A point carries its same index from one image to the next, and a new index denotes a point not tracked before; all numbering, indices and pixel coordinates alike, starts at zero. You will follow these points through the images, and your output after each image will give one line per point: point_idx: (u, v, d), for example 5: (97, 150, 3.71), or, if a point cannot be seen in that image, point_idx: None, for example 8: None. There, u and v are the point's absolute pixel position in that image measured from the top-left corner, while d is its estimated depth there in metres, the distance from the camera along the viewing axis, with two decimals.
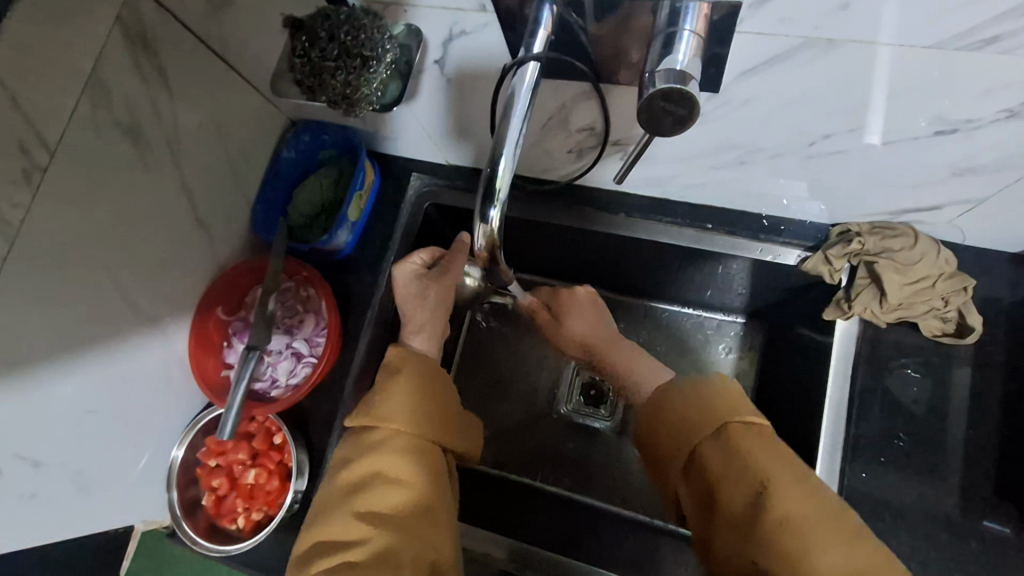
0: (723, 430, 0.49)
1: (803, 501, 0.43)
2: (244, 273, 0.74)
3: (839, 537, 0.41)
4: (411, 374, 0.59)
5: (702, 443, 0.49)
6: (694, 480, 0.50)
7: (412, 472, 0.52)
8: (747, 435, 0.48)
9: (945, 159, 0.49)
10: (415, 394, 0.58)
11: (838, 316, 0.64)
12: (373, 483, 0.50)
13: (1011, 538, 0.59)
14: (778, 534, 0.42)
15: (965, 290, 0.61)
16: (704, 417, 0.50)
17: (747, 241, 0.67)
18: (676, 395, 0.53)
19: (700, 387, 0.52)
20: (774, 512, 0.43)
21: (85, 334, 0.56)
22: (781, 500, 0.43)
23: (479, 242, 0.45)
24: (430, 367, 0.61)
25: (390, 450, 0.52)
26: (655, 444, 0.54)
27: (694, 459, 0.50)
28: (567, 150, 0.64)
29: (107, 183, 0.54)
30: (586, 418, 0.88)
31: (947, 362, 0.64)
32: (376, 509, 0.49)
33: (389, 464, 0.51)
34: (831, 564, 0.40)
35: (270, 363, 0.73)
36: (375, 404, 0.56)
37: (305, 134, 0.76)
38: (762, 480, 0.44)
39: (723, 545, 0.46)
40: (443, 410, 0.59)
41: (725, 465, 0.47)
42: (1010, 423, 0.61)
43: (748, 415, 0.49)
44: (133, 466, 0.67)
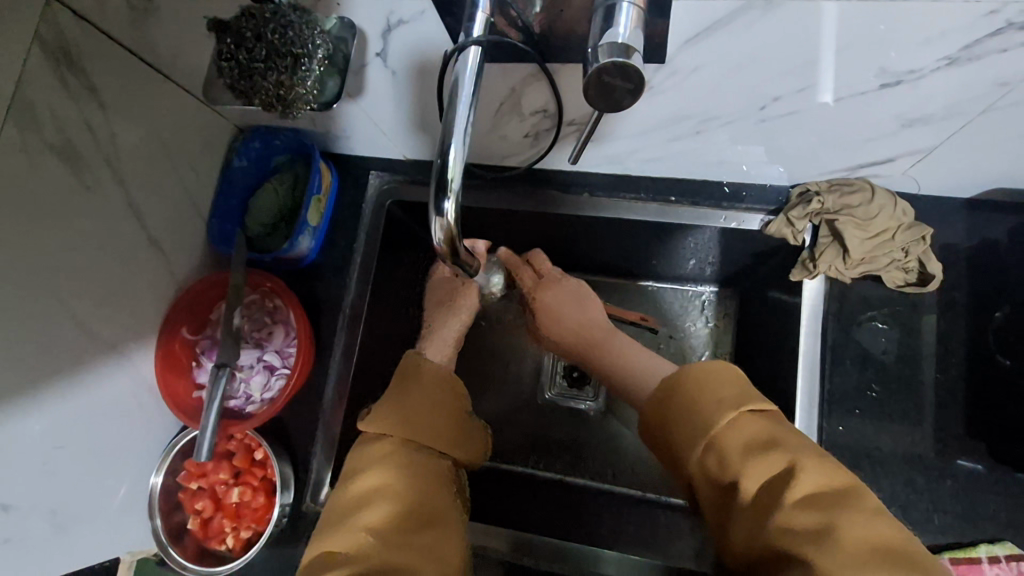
0: (740, 415, 0.47)
1: (825, 479, 0.42)
2: (208, 290, 0.72)
3: (866, 512, 0.39)
4: (422, 384, 0.60)
5: (721, 429, 0.47)
6: (711, 467, 0.47)
7: (411, 483, 0.51)
8: (758, 421, 0.46)
9: (893, 111, 0.49)
10: (419, 404, 0.58)
11: (804, 277, 0.65)
12: (377, 497, 0.49)
13: (985, 474, 0.60)
14: (801, 511, 0.40)
15: (923, 239, 0.62)
16: (716, 404, 0.48)
17: (710, 210, 0.67)
18: (686, 382, 0.51)
19: (702, 373, 0.50)
20: (797, 493, 0.41)
21: (42, 368, 0.53)
22: (808, 477, 0.42)
23: (437, 237, 0.44)
24: (444, 374, 0.62)
25: (391, 464, 0.52)
26: (668, 435, 0.51)
27: (711, 448, 0.47)
28: (522, 134, 0.63)
29: (45, 209, 0.51)
30: (573, 400, 0.89)
31: (913, 310, 0.65)
32: (382, 522, 0.47)
33: (389, 477, 0.51)
34: (860, 537, 0.38)
35: (242, 379, 0.71)
36: (384, 414, 0.56)
37: (256, 140, 0.74)
38: (787, 461, 0.43)
39: (740, 537, 0.44)
40: (449, 422, 0.60)
41: (742, 451, 0.45)
42: (976, 365, 0.62)
43: (757, 397, 0.48)
44: (111, 498, 0.65)
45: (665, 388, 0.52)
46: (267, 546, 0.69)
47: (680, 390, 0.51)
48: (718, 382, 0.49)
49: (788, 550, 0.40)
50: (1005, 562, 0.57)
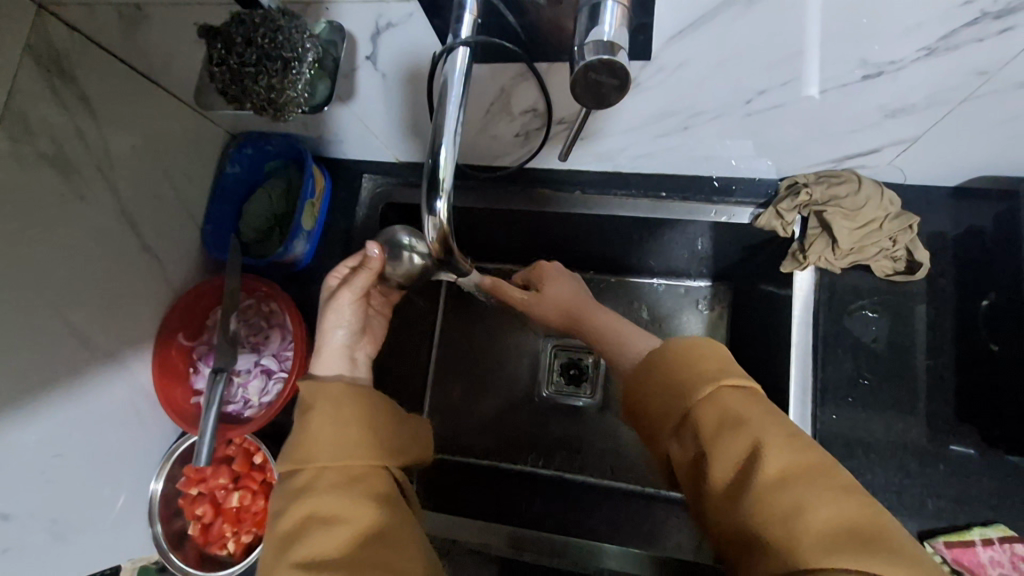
0: (717, 390, 0.47)
1: (797, 457, 0.41)
2: (205, 295, 0.71)
3: (833, 490, 0.39)
4: (328, 401, 0.54)
5: (697, 403, 0.48)
6: (689, 443, 0.48)
7: (347, 502, 0.47)
8: (736, 396, 0.46)
9: (876, 103, 0.50)
10: (327, 419, 0.53)
11: (795, 268, 0.65)
12: (308, 529, 0.45)
13: (978, 458, 0.61)
14: (773, 491, 0.40)
15: (910, 228, 0.62)
16: (697, 377, 0.49)
17: (701, 205, 0.68)
18: (672, 355, 0.52)
19: (686, 347, 0.51)
20: (768, 471, 0.41)
21: (37, 375, 0.53)
22: (777, 455, 0.41)
23: (430, 236, 0.46)
24: (351, 388, 0.57)
25: (317, 488, 0.47)
26: (651, 408, 0.53)
27: (688, 424, 0.48)
28: (513, 134, 0.64)
29: (38, 217, 0.52)
30: (569, 397, 0.90)
31: (903, 299, 0.66)
32: (318, 556, 0.43)
33: (318, 503, 0.46)
34: (827, 523, 0.38)
35: (240, 384, 0.71)
36: (295, 444, 0.51)
37: (247, 146, 0.74)
38: (756, 438, 0.43)
39: (717, 518, 0.44)
40: (376, 426, 0.54)
41: (716, 427, 0.45)
42: (966, 350, 0.63)
43: (736, 371, 0.48)
44: (110, 508, 0.64)
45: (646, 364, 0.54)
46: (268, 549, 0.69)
47: (660, 365, 0.52)
48: (704, 361, 0.49)
49: (762, 533, 0.40)
50: (998, 543, 0.58)
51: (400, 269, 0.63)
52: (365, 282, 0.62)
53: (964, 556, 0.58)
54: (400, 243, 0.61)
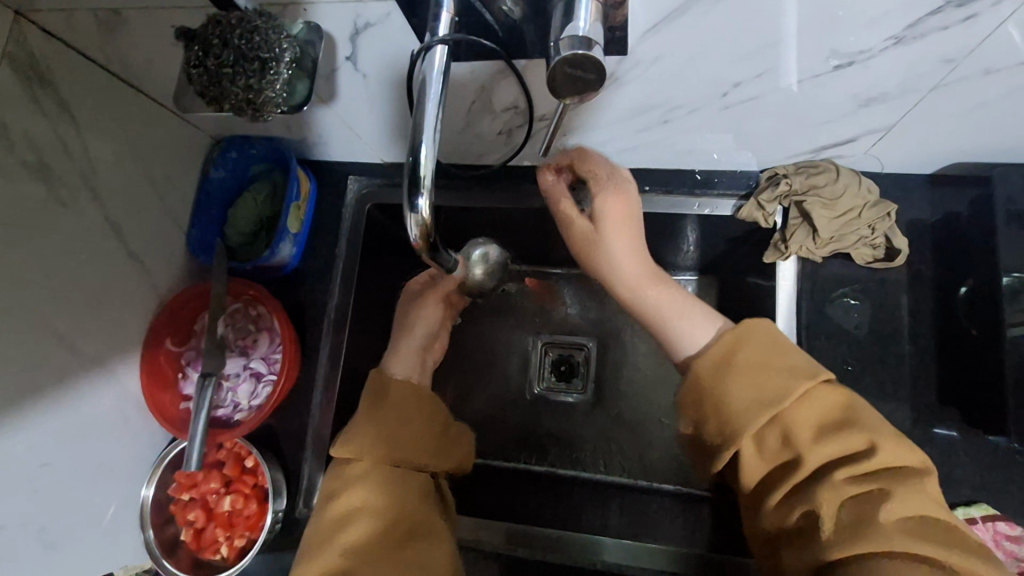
0: (814, 387, 0.48)
1: (897, 458, 0.45)
2: (190, 300, 0.70)
3: (923, 489, 0.43)
4: (391, 404, 0.62)
5: (795, 401, 0.48)
6: (773, 438, 0.48)
7: (386, 500, 0.56)
8: (831, 396, 0.48)
9: (850, 93, 0.51)
10: (387, 417, 0.61)
11: (777, 258, 0.66)
12: (356, 518, 0.54)
13: (960, 438, 0.62)
14: (865, 485, 0.44)
15: (889, 215, 0.63)
16: (798, 370, 0.49)
17: (684, 198, 0.69)
18: (759, 344, 0.51)
19: (777, 339, 0.52)
20: (868, 467, 0.44)
21: (23, 384, 0.53)
22: (882, 458, 0.44)
23: (413, 233, 0.46)
24: (414, 388, 0.65)
25: (366, 483, 0.56)
26: (730, 401, 0.50)
27: (777, 420, 0.48)
28: (496, 132, 0.64)
29: (19, 225, 0.52)
30: (560, 393, 0.91)
31: (883, 286, 0.67)
32: (359, 542, 0.52)
33: (367, 496, 0.56)
34: (910, 516, 0.42)
35: (229, 388, 0.70)
36: (354, 435, 0.59)
37: (231, 150, 0.74)
38: (863, 439, 0.45)
39: (783, 508, 0.47)
40: (423, 429, 0.63)
41: (814, 430, 0.47)
42: (946, 333, 0.64)
43: (824, 369, 0.49)
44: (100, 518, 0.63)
45: (730, 345, 0.52)
46: (262, 553, 0.69)
47: (747, 353, 0.51)
48: (788, 351, 0.51)
49: (849, 523, 0.43)
50: (981, 522, 0.60)
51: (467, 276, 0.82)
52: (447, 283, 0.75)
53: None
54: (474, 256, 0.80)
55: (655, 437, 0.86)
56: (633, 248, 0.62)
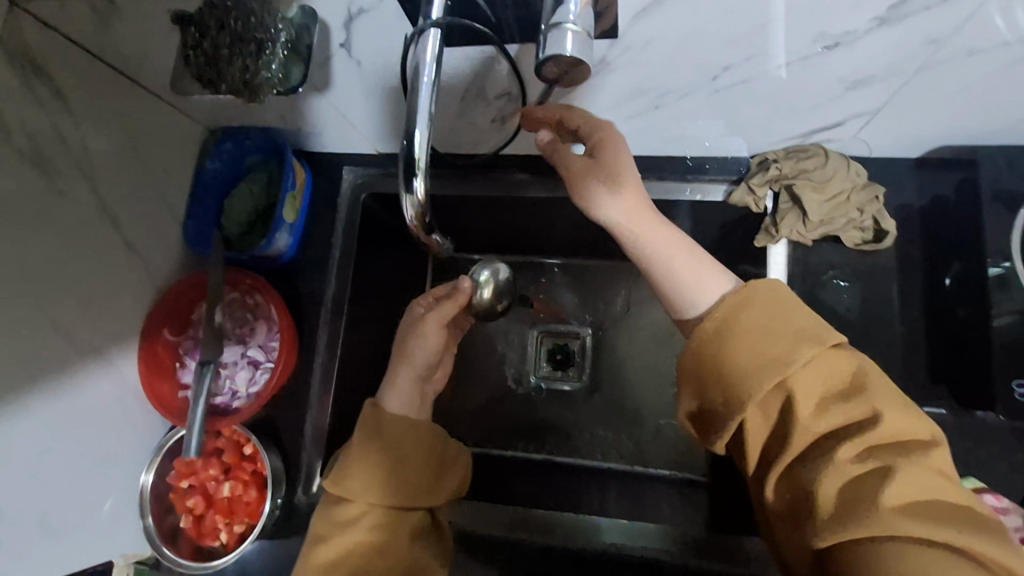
0: (818, 354, 0.45)
1: (903, 429, 0.43)
2: (186, 291, 0.70)
3: (929, 465, 0.41)
4: (385, 443, 0.63)
5: (798, 368, 0.45)
6: (774, 407, 0.45)
7: (377, 547, 0.59)
8: (839, 363, 0.45)
9: (836, 75, 0.52)
10: (380, 457, 0.62)
11: (768, 242, 0.67)
12: (345, 563, 0.58)
13: (952, 419, 0.62)
14: (869, 461, 0.42)
15: (877, 198, 0.64)
16: (802, 333, 0.46)
17: (677, 184, 0.69)
18: (760, 306, 0.48)
19: (779, 298, 0.48)
20: (871, 440, 0.42)
21: (21, 370, 0.54)
22: (888, 429, 0.42)
23: (408, 213, 0.48)
24: (411, 422, 0.65)
25: (358, 529, 0.59)
26: (729, 370, 0.47)
27: (777, 390, 0.45)
28: (490, 119, 0.65)
29: (17, 213, 0.53)
30: (558, 381, 0.92)
31: (873, 269, 0.67)
32: None
33: (357, 543, 0.58)
34: (913, 492, 0.40)
35: (227, 376, 0.70)
36: (347, 478, 0.61)
37: (226, 142, 0.74)
38: (867, 409, 0.43)
39: (788, 489, 0.44)
40: (419, 469, 0.64)
41: (818, 401, 0.45)
42: (935, 315, 0.65)
43: (835, 333, 0.46)
44: (97, 512, 0.64)
45: (739, 300, 0.48)
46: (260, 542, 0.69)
47: (746, 316, 0.48)
48: (793, 313, 0.47)
49: (855, 503, 0.40)
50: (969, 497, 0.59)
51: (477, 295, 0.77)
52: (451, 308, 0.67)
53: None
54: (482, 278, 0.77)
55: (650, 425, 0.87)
56: (631, 194, 0.53)
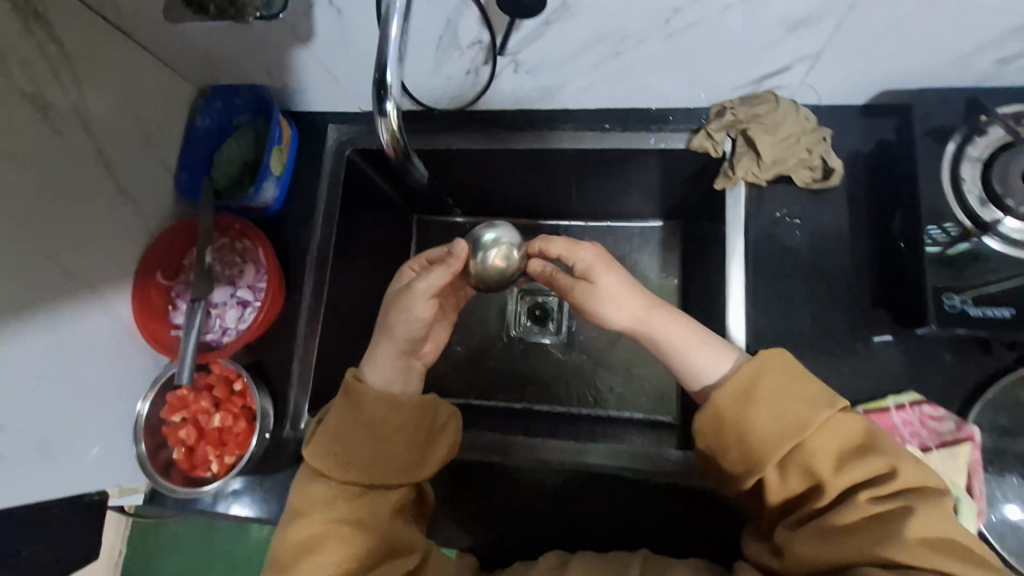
0: (832, 418, 0.53)
1: (918, 481, 0.51)
2: (179, 235, 0.74)
3: (937, 507, 0.49)
4: (359, 417, 0.65)
5: (817, 430, 0.53)
6: (794, 479, 0.53)
7: (355, 527, 0.60)
8: (851, 422, 0.54)
9: (776, 17, 0.56)
10: (360, 437, 0.64)
11: (726, 183, 0.72)
12: (323, 542, 0.59)
13: (897, 344, 0.67)
14: (886, 503, 0.49)
15: (824, 140, 0.69)
16: (815, 401, 0.54)
17: (641, 133, 0.74)
18: (780, 375, 0.56)
19: (791, 365, 0.57)
20: (889, 489, 0.50)
21: (21, 294, 0.57)
22: (903, 481, 0.50)
23: (383, 139, 0.52)
24: (389, 402, 0.65)
25: (336, 507, 0.61)
26: (752, 434, 0.55)
27: (801, 449, 0.53)
28: (464, 71, 0.69)
29: (19, 147, 0.56)
30: (536, 336, 0.96)
31: (826, 209, 0.71)
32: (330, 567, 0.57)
33: (336, 522, 0.60)
34: (927, 529, 0.48)
35: (217, 315, 0.74)
36: (327, 456, 0.63)
37: (216, 100, 0.79)
38: (887, 465, 0.51)
39: (811, 541, 0.50)
40: (398, 448, 0.65)
41: (835, 458, 0.53)
42: (883, 250, 0.69)
43: (842, 400, 0.55)
44: (85, 456, 0.66)
45: (757, 368, 0.56)
46: (248, 474, 0.73)
47: (766, 384, 0.56)
48: (802, 382, 0.55)
49: (878, 546, 0.47)
50: (909, 407, 0.62)
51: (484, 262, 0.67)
52: (440, 279, 0.64)
53: (880, 421, 0.62)
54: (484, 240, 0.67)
55: (622, 371, 0.92)
56: (628, 287, 0.61)
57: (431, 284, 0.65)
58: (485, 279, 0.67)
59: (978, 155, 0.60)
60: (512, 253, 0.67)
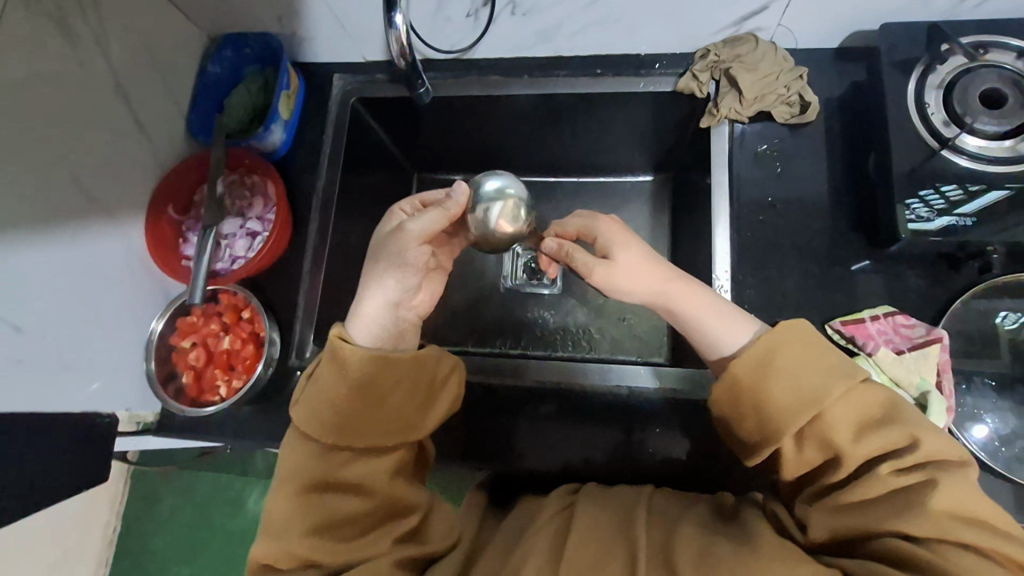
0: (850, 391, 0.53)
1: (939, 451, 0.50)
2: (190, 171, 0.77)
3: (963, 478, 0.48)
4: (347, 378, 0.58)
5: (834, 402, 0.52)
6: (811, 452, 0.53)
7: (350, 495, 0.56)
8: (871, 394, 0.53)
9: None
10: (350, 401, 0.58)
11: (712, 122, 0.76)
12: (317, 504, 0.56)
13: (876, 270, 0.70)
14: (907, 475, 0.49)
15: (801, 78, 0.74)
16: (834, 376, 0.53)
17: (631, 77, 0.78)
18: (795, 346, 0.55)
19: (811, 338, 0.55)
20: (908, 459, 0.49)
21: (41, 203, 0.60)
22: (925, 451, 0.50)
23: (393, 50, 0.58)
24: (378, 359, 0.59)
25: (328, 470, 0.57)
26: (770, 407, 0.54)
27: (817, 420, 0.52)
28: (465, 14, 0.74)
29: (45, 65, 0.59)
30: (535, 287, 0.99)
31: (806, 147, 0.75)
32: (324, 531, 0.55)
33: (329, 484, 0.57)
34: (953, 501, 0.47)
35: (226, 245, 0.78)
36: (317, 420, 0.58)
37: (227, 49, 0.82)
38: (906, 435, 0.51)
39: (828, 513, 0.51)
40: (392, 411, 0.59)
41: (854, 427, 0.52)
42: (861, 183, 0.73)
43: (861, 370, 0.54)
44: (82, 390, 0.68)
45: (774, 339, 0.55)
46: (252, 405, 0.74)
47: (784, 355, 0.55)
48: (821, 352, 0.54)
49: (898, 519, 0.47)
50: (882, 318, 0.66)
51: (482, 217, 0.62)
52: (438, 220, 0.62)
53: (857, 331, 0.66)
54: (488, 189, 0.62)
55: (615, 320, 0.95)
56: (643, 259, 0.62)
57: (423, 226, 0.61)
58: (488, 235, 0.63)
59: (939, 82, 0.65)
60: (518, 211, 0.62)
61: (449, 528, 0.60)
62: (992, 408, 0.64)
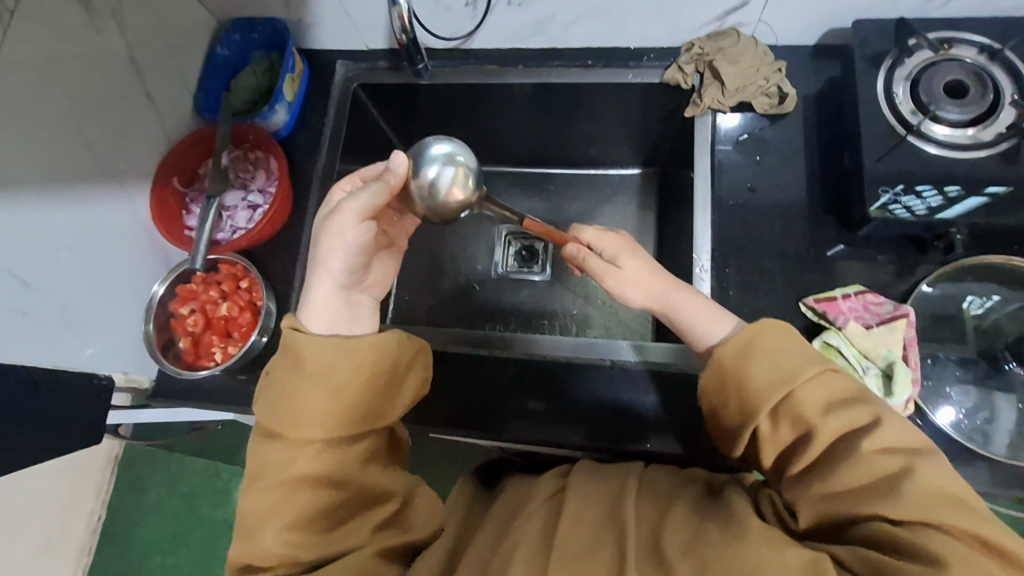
0: (822, 372, 0.53)
1: (908, 436, 0.50)
2: (195, 147, 0.80)
3: (936, 461, 0.48)
4: (309, 369, 0.56)
5: (806, 381, 0.53)
6: (786, 434, 0.53)
7: (315, 490, 0.54)
8: (840, 378, 0.54)
9: None
10: (309, 394, 0.56)
11: (695, 112, 0.80)
12: (285, 500, 0.54)
13: (850, 254, 0.74)
14: (883, 457, 0.48)
15: (779, 71, 0.77)
16: (805, 362, 0.54)
17: (620, 69, 0.82)
18: (766, 335, 0.56)
19: (786, 332, 0.56)
20: (881, 441, 0.49)
21: (52, 164, 0.63)
22: (891, 430, 0.50)
23: None
24: (336, 350, 0.57)
25: (291, 466, 0.54)
26: (748, 389, 0.55)
27: (790, 399, 0.53)
28: (463, 3, 0.79)
29: (66, 32, 0.62)
30: (525, 273, 1.02)
31: (784, 138, 0.79)
32: (296, 529, 0.53)
33: (296, 481, 0.54)
34: (929, 483, 0.46)
35: (228, 216, 0.82)
36: (277, 416, 0.56)
37: (235, 33, 0.85)
38: (872, 415, 0.51)
39: (807, 497, 0.51)
40: (355, 402, 0.57)
41: (825, 406, 0.52)
42: (836, 173, 0.77)
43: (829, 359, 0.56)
44: (79, 353, 0.69)
45: (754, 331, 0.56)
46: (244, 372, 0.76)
47: (761, 344, 0.56)
48: (793, 341, 0.55)
49: (875, 502, 0.47)
50: (853, 296, 0.70)
51: (432, 186, 0.64)
52: (380, 196, 0.60)
53: (830, 307, 0.69)
54: (433, 157, 0.64)
55: (603, 307, 0.98)
56: (641, 269, 0.66)
57: (362, 204, 0.59)
58: (438, 204, 0.65)
59: (907, 74, 0.69)
60: (468, 178, 0.65)
61: (431, 513, 0.62)
62: (956, 383, 0.68)
